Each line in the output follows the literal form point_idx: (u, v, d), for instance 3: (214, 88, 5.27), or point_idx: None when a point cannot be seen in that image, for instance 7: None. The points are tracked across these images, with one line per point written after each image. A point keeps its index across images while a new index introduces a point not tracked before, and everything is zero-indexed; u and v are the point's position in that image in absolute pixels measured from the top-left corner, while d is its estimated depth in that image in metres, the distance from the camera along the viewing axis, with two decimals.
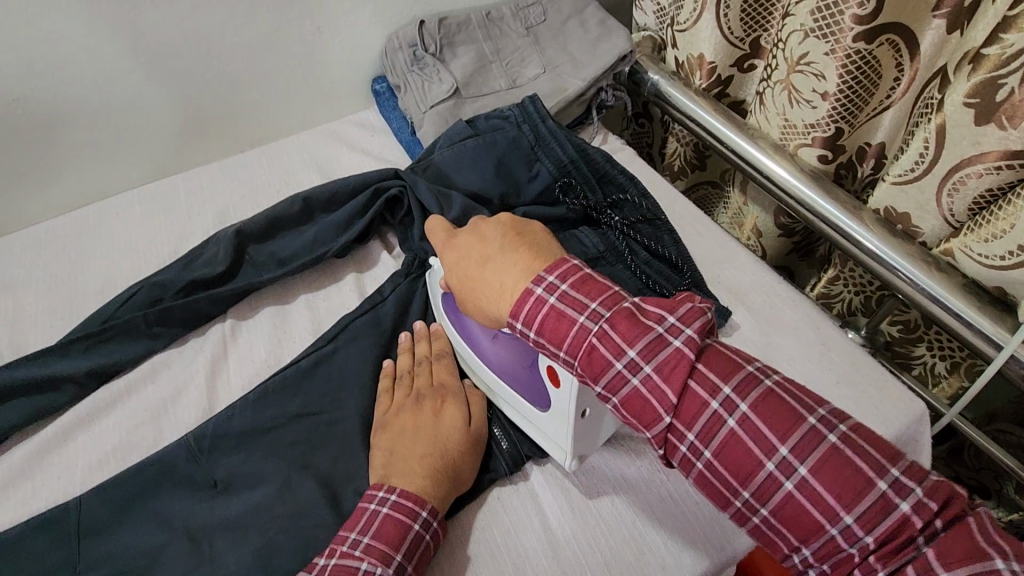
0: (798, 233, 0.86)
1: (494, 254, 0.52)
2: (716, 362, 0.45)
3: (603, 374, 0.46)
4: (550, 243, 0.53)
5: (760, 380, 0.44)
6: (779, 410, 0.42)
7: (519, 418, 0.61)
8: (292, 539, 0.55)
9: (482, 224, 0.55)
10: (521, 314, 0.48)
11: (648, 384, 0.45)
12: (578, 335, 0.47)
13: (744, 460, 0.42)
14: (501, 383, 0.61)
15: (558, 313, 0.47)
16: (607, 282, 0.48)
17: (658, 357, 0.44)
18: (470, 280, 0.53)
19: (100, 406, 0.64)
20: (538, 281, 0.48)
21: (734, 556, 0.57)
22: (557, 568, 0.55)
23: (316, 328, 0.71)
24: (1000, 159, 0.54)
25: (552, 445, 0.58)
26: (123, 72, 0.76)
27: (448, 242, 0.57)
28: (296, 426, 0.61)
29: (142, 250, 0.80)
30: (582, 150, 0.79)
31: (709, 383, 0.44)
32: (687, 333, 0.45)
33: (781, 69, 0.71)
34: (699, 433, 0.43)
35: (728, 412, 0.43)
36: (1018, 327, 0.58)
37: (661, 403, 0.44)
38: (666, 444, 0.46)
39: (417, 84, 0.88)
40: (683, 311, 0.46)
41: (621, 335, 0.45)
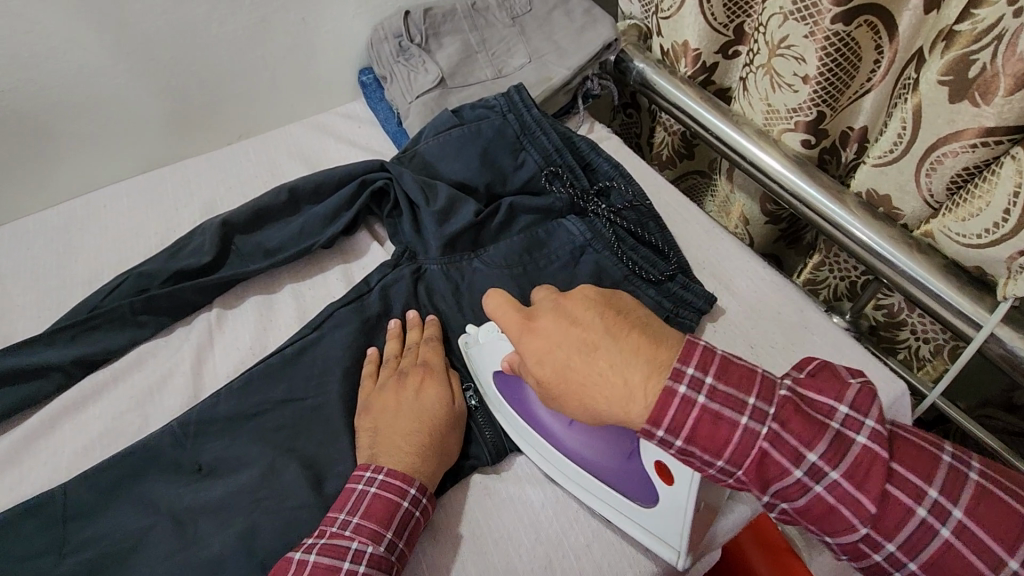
0: (784, 220, 0.86)
1: (603, 343, 0.45)
2: (907, 460, 0.43)
3: (780, 482, 0.44)
4: (652, 319, 0.47)
5: (963, 476, 0.43)
6: (990, 511, 0.42)
7: (612, 514, 0.54)
8: (275, 522, 0.55)
9: (569, 301, 0.48)
10: (665, 419, 0.43)
11: (836, 491, 0.43)
12: (742, 441, 0.43)
13: (961, 567, 0.42)
14: (589, 476, 0.55)
15: (713, 416, 0.43)
16: (749, 365, 0.45)
17: (845, 462, 0.43)
18: (578, 376, 0.45)
19: (86, 395, 0.65)
20: (676, 376, 0.43)
21: (716, 536, 0.57)
22: (540, 548, 0.55)
23: (302, 315, 0.71)
24: (976, 137, 0.54)
25: (659, 545, 0.52)
26: (108, 63, 0.77)
27: (528, 329, 0.49)
28: (280, 411, 0.61)
29: (130, 241, 0.80)
30: (567, 139, 0.80)
31: (912, 487, 0.43)
32: (869, 426, 0.43)
33: (762, 54, 0.71)
34: (903, 545, 0.43)
35: (938, 520, 0.42)
36: (998, 305, 0.58)
37: (857, 516, 0.43)
38: (854, 550, 0.45)
39: (402, 75, 0.88)
40: (854, 398, 0.44)
41: (796, 435, 0.43)
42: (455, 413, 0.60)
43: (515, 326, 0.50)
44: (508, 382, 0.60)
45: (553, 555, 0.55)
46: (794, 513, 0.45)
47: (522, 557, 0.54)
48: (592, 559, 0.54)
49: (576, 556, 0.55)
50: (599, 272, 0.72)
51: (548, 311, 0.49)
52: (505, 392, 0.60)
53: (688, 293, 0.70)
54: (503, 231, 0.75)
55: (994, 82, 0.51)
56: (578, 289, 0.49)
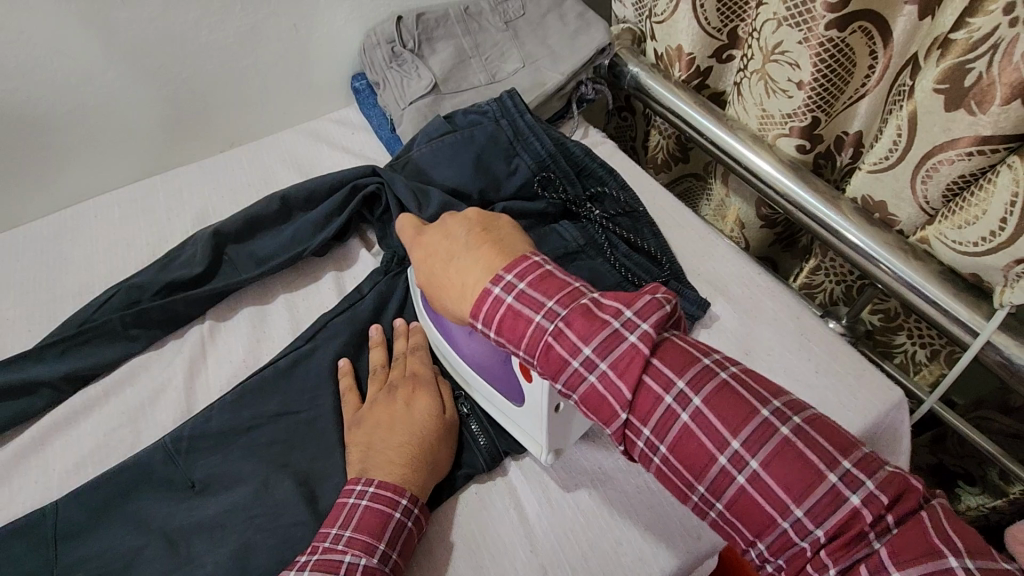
0: (780, 224, 0.86)
1: (459, 252, 0.53)
2: (669, 357, 0.45)
3: (561, 372, 0.46)
4: (517, 239, 0.54)
5: (715, 373, 0.44)
6: (730, 403, 0.43)
7: (493, 409, 0.61)
8: (270, 539, 0.55)
9: (451, 221, 0.57)
10: (481, 313, 0.49)
11: (604, 381, 0.45)
12: (534, 334, 0.47)
13: (698, 454, 0.43)
14: (477, 376, 0.60)
15: (514, 313, 0.48)
16: (566, 278, 0.49)
17: (613, 354, 0.45)
18: (440, 279, 0.54)
19: (76, 410, 0.64)
20: (496, 281, 0.49)
21: (714, 544, 0.56)
22: (535, 560, 0.54)
23: (295, 327, 0.70)
24: (971, 145, 0.54)
25: (525, 438, 0.58)
26: (95, 72, 0.76)
27: (419, 239, 0.58)
28: (274, 425, 0.61)
29: (120, 252, 0.79)
30: (561, 144, 0.79)
31: (663, 378, 0.44)
32: (642, 329, 0.45)
33: (756, 59, 0.71)
34: (655, 428, 0.44)
35: (682, 407, 0.43)
36: (993, 313, 0.58)
37: (617, 401, 0.45)
38: (626, 439, 0.46)
39: (395, 81, 0.87)
40: (640, 306, 0.46)
41: (577, 333, 0.46)
42: (447, 423, 0.59)
43: (413, 233, 0.60)
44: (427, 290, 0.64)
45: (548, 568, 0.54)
46: (578, 404, 0.47)
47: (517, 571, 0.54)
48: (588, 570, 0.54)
49: (571, 568, 0.54)
50: (594, 279, 0.71)
51: (435, 227, 0.58)
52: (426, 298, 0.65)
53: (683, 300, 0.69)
54: None
55: (990, 91, 0.50)
56: (465, 213, 0.57)
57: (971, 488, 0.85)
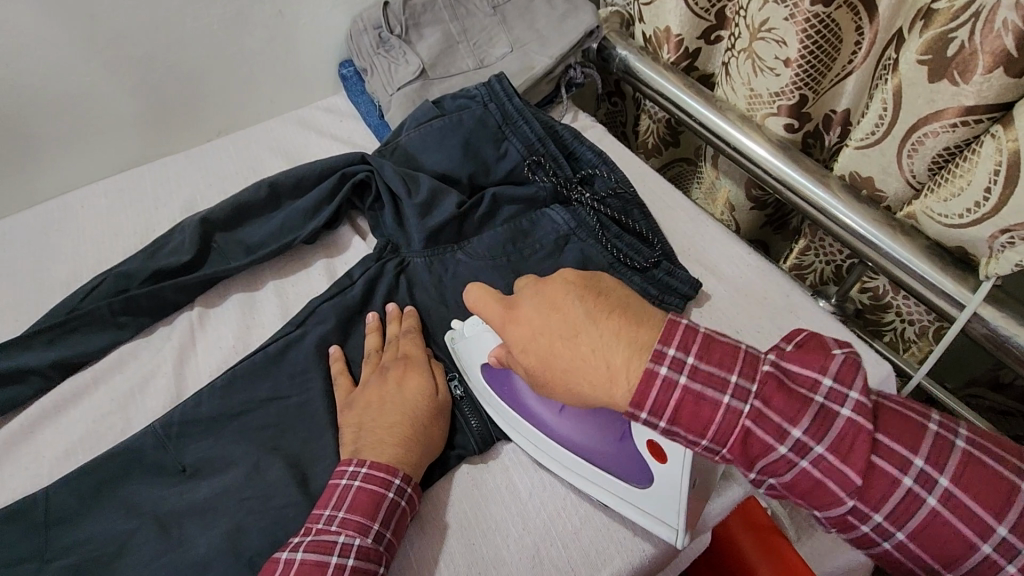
0: (770, 205, 0.86)
1: (584, 327, 0.43)
2: (894, 429, 0.41)
3: (763, 458, 0.41)
4: (634, 298, 0.45)
5: (945, 442, 0.40)
6: (976, 476, 0.39)
7: (606, 496, 0.54)
8: (261, 521, 0.55)
9: (546, 284, 0.46)
10: (647, 403, 0.42)
11: (823, 467, 0.40)
12: (726, 420, 0.41)
13: (945, 537, 0.39)
14: (581, 461, 0.55)
15: (695, 396, 0.41)
16: (731, 342, 0.43)
17: (830, 435, 0.40)
18: (563, 364, 0.43)
19: (67, 398, 0.64)
20: (657, 358, 0.41)
21: (706, 520, 0.57)
22: (527, 536, 0.55)
23: (285, 313, 0.70)
24: (956, 116, 0.54)
25: (656, 524, 0.52)
26: (80, 59, 0.75)
27: (510, 316, 0.47)
28: (265, 409, 0.61)
29: (109, 242, 0.79)
30: (550, 127, 0.79)
31: (896, 456, 0.40)
32: (854, 399, 0.40)
33: (744, 38, 0.71)
34: (891, 514, 0.40)
35: (925, 488, 0.40)
36: (980, 285, 0.58)
37: (841, 488, 0.40)
38: (841, 523, 0.42)
39: (383, 67, 0.87)
40: (838, 369, 0.41)
41: (781, 414, 0.41)
42: (440, 404, 0.59)
43: (499, 312, 0.47)
44: (496, 376, 0.59)
45: (540, 545, 0.54)
46: (778, 488, 0.43)
47: (509, 548, 0.54)
48: (580, 546, 0.54)
49: (563, 545, 0.54)
50: (584, 261, 0.71)
51: (528, 294, 0.47)
52: (493, 385, 0.59)
53: (674, 280, 0.69)
54: (486, 222, 0.75)
55: (972, 60, 0.51)
56: (557, 274, 0.46)
57: None
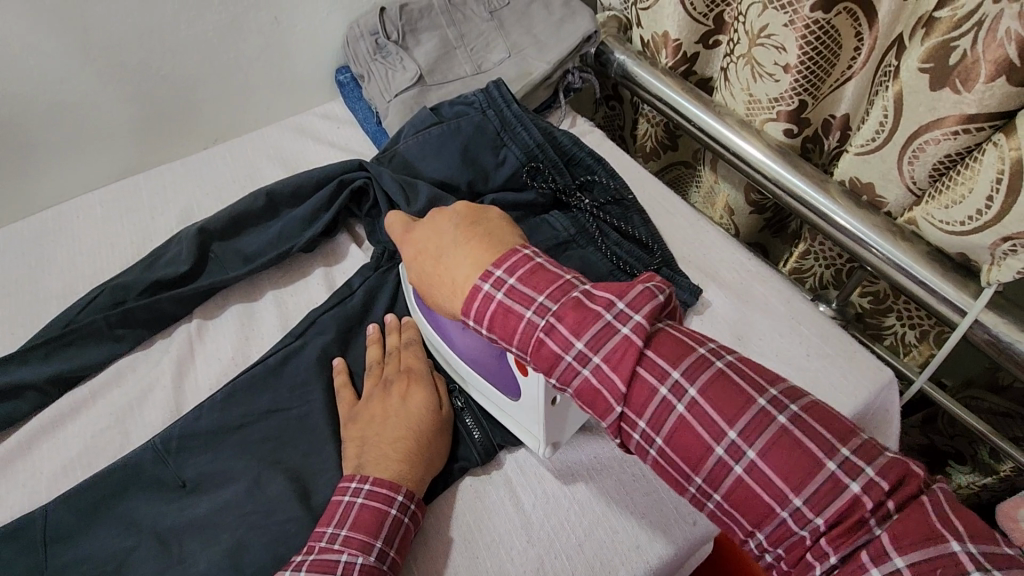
0: (769, 209, 0.86)
1: (448, 246, 0.52)
2: (665, 347, 0.44)
3: (554, 367, 0.45)
4: (505, 230, 0.53)
5: (711, 363, 0.43)
6: (727, 392, 0.42)
7: (489, 404, 0.60)
8: (264, 537, 0.54)
9: (437, 216, 0.55)
10: (472, 310, 0.48)
11: (597, 375, 0.44)
12: (526, 330, 0.46)
13: (695, 445, 0.42)
14: (472, 372, 0.60)
15: (505, 309, 0.47)
16: (557, 271, 0.48)
17: (606, 346, 0.44)
18: (429, 277, 0.53)
19: (64, 413, 0.63)
20: (486, 277, 0.48)
21: (710, 530, 0.56)
22: (530, 549, 0.54)
23: (284, 323, 0.70)
24: (957, 124, 0.54)
25: (522, 430, 0.58)
26: (74, 68, 0.74)
27: (407, 238, 0.56)
28: (266, 423, 0.60)
29: (104, 252, 0.78)
30: (548, 134, 0.79)
31: (659, 369, 0.43)
32: (636, 320, 0.44)
33: (742, 43, 0.71)
34: (650, 421, 0.43)
35: (678, 397, 0.42)
36: (982, 291, 0.58)
37: (611, 395, 0.44)
38: (619, 432, 0.45)
39: (380, 73, 0.86)
40: (633, 296, 0.45)
41: (568, 327, 0.45)
42: (442, 417, 0.59)
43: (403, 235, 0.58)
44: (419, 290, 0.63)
45: (545, 558, 0.54)
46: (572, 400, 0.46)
47: (513, 560, 0.54)
48: (584, 557, 0.54)
49: (567, 557, 0.54)
50: (585, 269, 0.71)
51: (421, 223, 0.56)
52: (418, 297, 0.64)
53: None
54: None
55: (975, 69, 0.50)
56: (453, 207, 0.56)
57: (961, 466, 0.85)
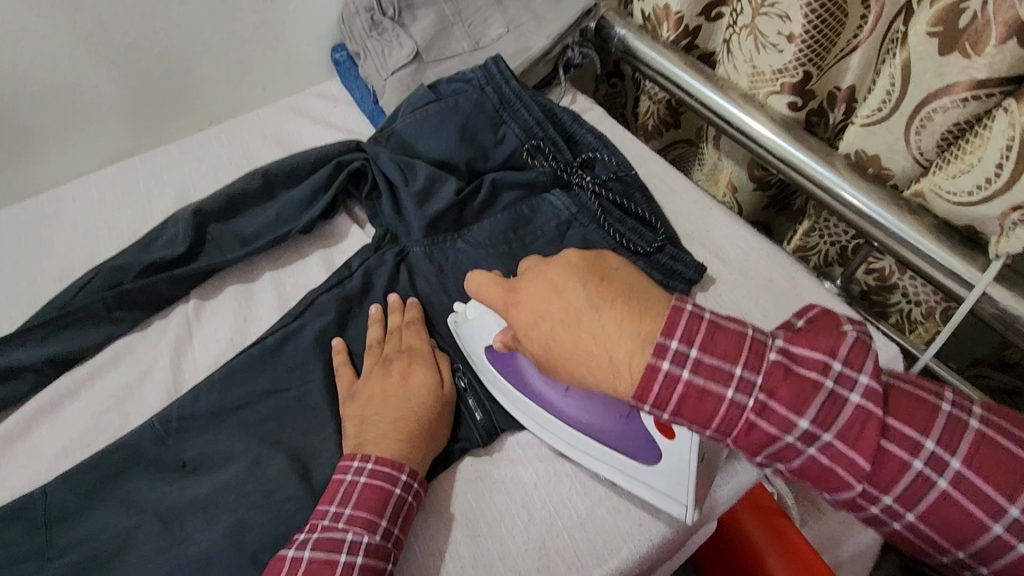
0: (773, 186, 0.84)
1: (587, 315, 0.42)
2: (911, 414, 0.42)
3: (773, 448, 0.42)
4: (637, 277, 0.44)
5: (963, 426, 0.41)
6: (991, 458, 0.41)
7: (617, 475, 0.54)
8: (264, 516, 0.54)
9: (548, 268, 0.44)
10: (651, 397, 0.42)
11: (830, 454, 0.42)
12: (731, 413, 0.42)
13: (963, 520, 0.41)
14: (594, 440, 0.55)
15: (700, 391, 0.41)
16: (736, 328, 0.42)
17: (837, 424, 0.41)
18: (566, 353, 0.43)
19: (64, 394, 0.63)
20: (659, 352, 0.41)
21: (712, 508, 0.56)
22: (532, 527, 0.54)
23: (282, 304, 0.69)
24: (967, 90, 0.53)
25: (664, 499, 0.52)
26: (65, 47, 0.73)
27: (513, 298, 0.45)
28: (264, 403, 0.60)
29: (100, 234, 0.77)
30: (548, 111, 0.77)
31: (908, 441, 0.42)
32: (862, 385, 0.41)
33: (746, 14, 0.69)
34: (901, 497, 0.42)
35: (938, 472, 0.41)
36: (989, 264, 0.57)
37: (852, 473, 0.42)
38: (853, 504, 0.44)
39: (377, 51, 0.85)
40: (847, 354, 0.41)
41: (786, 405, 0.41)
42: (444, 398, 0.58)
43: (500, 293, 0.46)
44: (501, 359, 0.59)
45: (546, 535, 0.54)
46: (788, 473, 0.44)
47: (515, 539, 0.54)
48: (586, 537, 0.54)
49: (569, 535, 0.54)
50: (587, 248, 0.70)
51: (528, 276, 0.45)
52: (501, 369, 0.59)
53: (678, 264, 0.68)
54: (485, 209, 0.73)
55: (985, 31, 0.49)
56: (562, 254, 0.44)
57: None
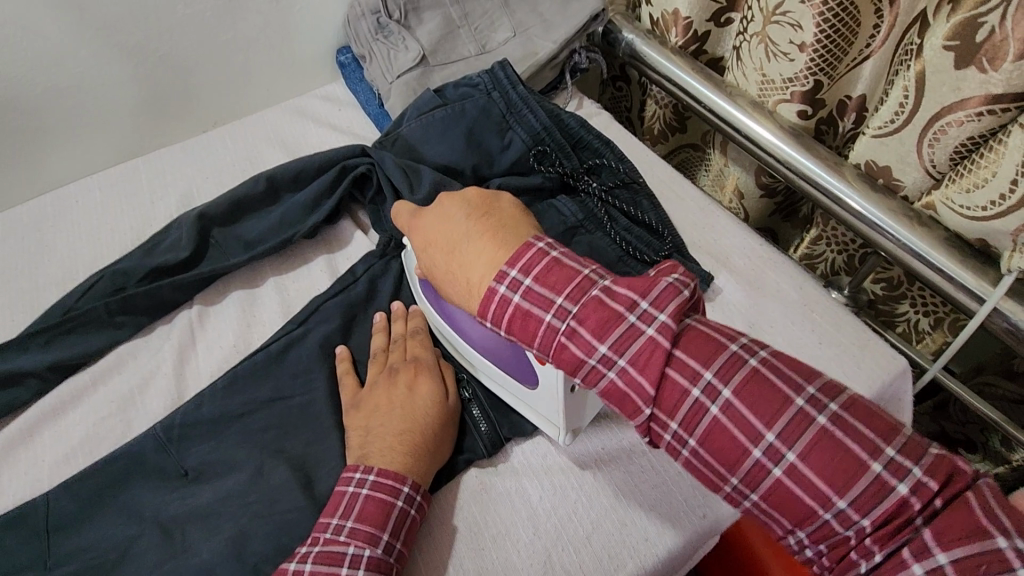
0: (780, 193, 0.84)
1: (461, 240, 0.50)
2: (696, 347, 0.43)
3: (578, 369, 0.44)
4: (520, 218, 0.50)
5: (745, 360, 0.42)
6: (763, 392, 0.41)
7: (509, 397, 0.59)
8: (266, 527, 0.54)
9: (447, 203, 0.52)
10: (489, 314, 0.46)
11: (625, 378, 0.43)
12: (547, 334, 0.45)
13: (730, 447, 0.41)
14: (489, 365, 0.59)
15: (523, 312, 0.45)
16: (574, 266, 0.46)
17: (632, 349, 0.42)
18: (443, 271, 0.51)
19: (66, 400, 0.63)
20: (500, 278, 0.46)
21: (718, 523, 0.56)
22: (538, 543, 0.54)
23: (286, 310, 0.69)
24: (981, 105, 0.52)
25: (544, 422, 0.57)
26: (68, 49, 0.72)
27: (417, 225, 0.54)
28: (268, 411, 0.60)
29: (103, 237, 0.76)
30: (556, 116, 0.77)
31: (690, 370, 0.42)
32: (661, 320, 0.42)
33: (757, 21, 0.68)
34: (683, 422, 0.42)
35: (711, 400, 0.41)
36: (1001, 279, 0.56)
37: (640, 398, 0.43)
38: (650, 433, 0.44)
39: (382, 54, 0.84)
40: (657, 294, 0.43)
41: (591, 330, 0.43)
42: (449, 409, 0.58)
43: (410, 220, 0.55)
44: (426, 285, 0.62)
45: (552, 550, 0.53)
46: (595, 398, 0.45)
47: (520, 553, 0.53)
48: (592, 551, 0.53)
49: (575, 550, 0.53)
50: (594, 256, 0.69)
51: (432, 208, 0.54)
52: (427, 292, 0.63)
53: None
54: None
55: (1003, 46, 0.49)
56: (463, 192, 0.53)
57: (972, 455, 0.84)
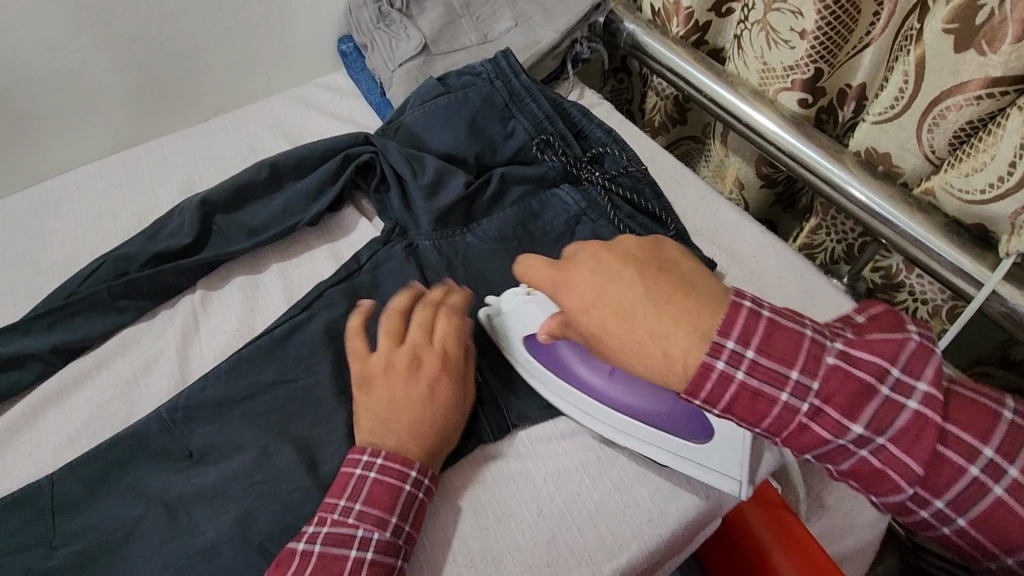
0: (780, 183, 0.84)
1: (640, 305, 0.43)
2: (967, 419, 0.42)
3: (825, 448, 0.43)
4: (697, 273, 0.46)
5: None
6: None
7: (665, 457, 0.55)
8: (271, 507, 0.54)
9: (602, 258, 0.47)
10: (701, 392, 0.43)
11: (883, 456, 0.42)
12: (783, 415, 0.43)
13: (1012, 528, 0.41)
14: (642, 424, 0.56)
15: (751, 392, 0.43)
16: (795, 329, 0.43)
17: (892, 426, 0.42)
18: (613, 342, 0.44)
19: (70, 382, 0.63)
20: (715, 351, 0.42)
21: (722, 502, 0.57)
22: (542, 523, 0.54)
23: (289, 295, 0.69)
24: (981, 88, 0.53)
25: (716, 476, 0.54)
26: (72, 34, 0.73)
27: (563, 283, 0.47)
28: (272, 393, 0.60)
29: (106, 223, 0.76)
30: (558, 105, 0.77)
31: (965, 445, 0.42)
32: (921, 390, 0.41)
33: (757, 10, 0.69)
34: (951, 501, 0.42)
35: (994, 478, 0.41)
36: (999, 263, 0.57)
37: (903, 477, 0.42)
38: (900, 508, 0.45)
39: (384, 42, 0.84)
40: (907, 360, 0.42)
41: (839, 407, 0.42)
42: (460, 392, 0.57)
43: (549, 277, 0.48)
44: (541, 348, 0.59)
45: (556, 530, 0.54)
46: (839, 474, 0.45)
47: (524, 533, 0.54)
48: (596, 531, 0.54)
49: (579, 530, 0.54)
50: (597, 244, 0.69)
51: (580, 261, 0.47)
52: (540, 356, 0.59)
53: None
54: (494, 205, 0.72)
55: (1002, 29, 0.49)
56: (618, 245, 0.47)
57: None
